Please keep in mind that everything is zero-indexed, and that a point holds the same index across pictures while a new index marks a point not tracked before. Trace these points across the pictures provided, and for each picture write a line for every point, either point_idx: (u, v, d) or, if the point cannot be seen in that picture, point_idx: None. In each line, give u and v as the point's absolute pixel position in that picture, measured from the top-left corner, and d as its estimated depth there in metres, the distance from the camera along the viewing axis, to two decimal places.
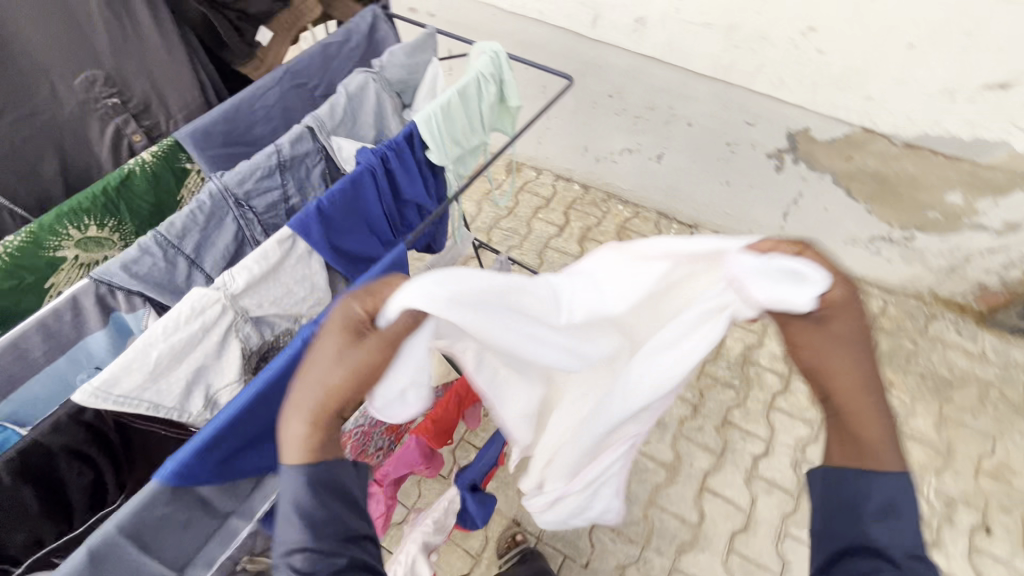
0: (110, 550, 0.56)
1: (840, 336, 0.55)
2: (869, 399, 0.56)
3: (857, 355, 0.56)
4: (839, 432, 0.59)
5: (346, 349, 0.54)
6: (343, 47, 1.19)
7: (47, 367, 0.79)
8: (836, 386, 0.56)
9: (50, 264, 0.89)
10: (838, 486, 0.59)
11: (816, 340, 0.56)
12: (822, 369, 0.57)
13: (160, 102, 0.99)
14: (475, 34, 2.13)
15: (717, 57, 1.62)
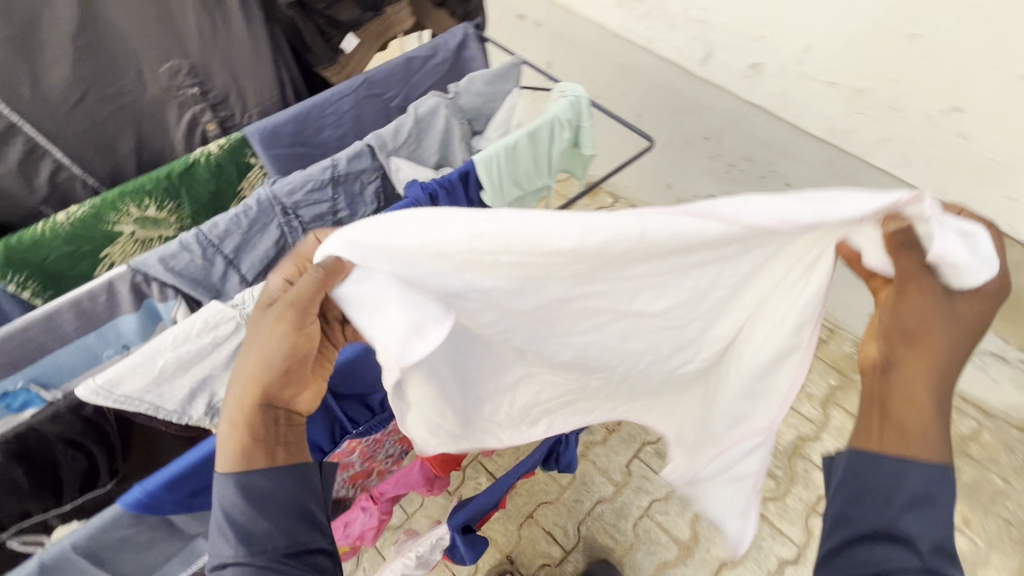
0: (62, 567, 0.56)
1: (958, 310, 0.56)
2: (936, 384, 0.57)
3: (955, 330, 0.56)
4: (887, 414, 0.59)
5: (253, 333, 0.64)
6: (427, 62, 1.16)
7: (76, 340, 0.82)
8: (930, 349, 0.57)
9: (107, 236, 0.93)
10: (865, 472, 0.58)
11: (929, 303, 0.56)
12: (920, 328, 0.57)
13: (238, 96, 1.00)
14: (578, 51, 2.05)
15: (834, 120, 1.42)
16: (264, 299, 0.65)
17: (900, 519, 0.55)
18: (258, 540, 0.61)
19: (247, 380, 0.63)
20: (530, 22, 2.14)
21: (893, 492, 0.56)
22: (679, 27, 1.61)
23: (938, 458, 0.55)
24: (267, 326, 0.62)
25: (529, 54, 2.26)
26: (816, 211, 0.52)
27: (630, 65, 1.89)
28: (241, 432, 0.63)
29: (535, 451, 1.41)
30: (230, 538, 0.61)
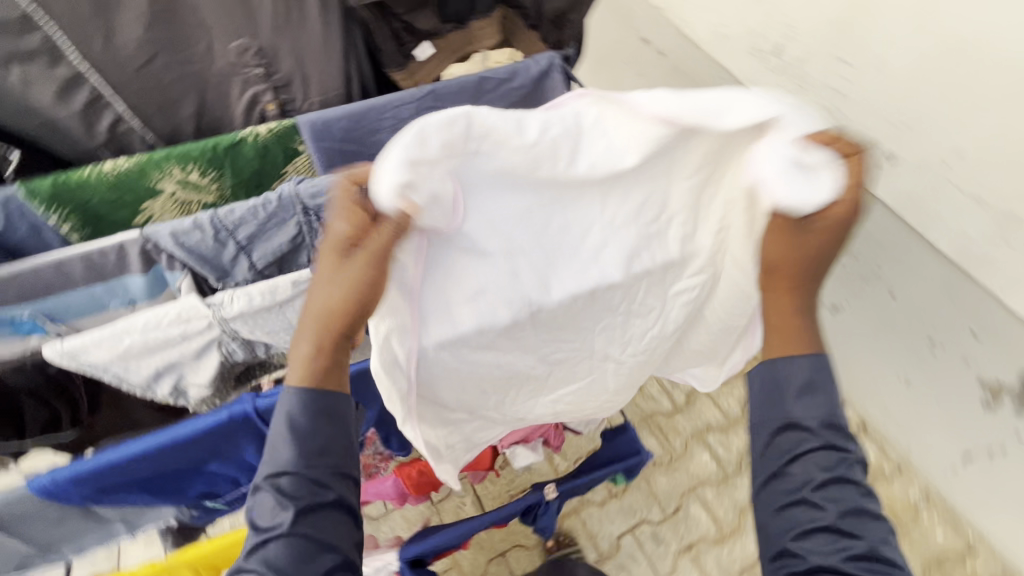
0: None
1: (813, 239, 0.66)
2: (803, 296, 0.70)
3: (814, 251, 0.67)
4: (777, 331, 0.70)
5: (333, 270, 0.61)
6: (502, 85, 1.08)
7: (88, 286, 0.85)
8: (789, 275, 0.69)
9: (149, 191, 0.96)
10: (775, 373, 0.69)
11: (791, 236, 0.67)
12: (791, 260, 0.68)
13: (302, 83, 0.98)
14: (694, 90, 1.91)
15: (971, 243, 1.28)
16: (336, 245, 0.61)
17: (792, 409, 0.67)
18: (309, 455, 0.59)
19: (328, 316, 0.61)
20: (653, 49, 2.01)
21: (791, 387, 0.68)
22: (811, 90, 1.49)
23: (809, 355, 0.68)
24: (357, 265, 0.60)
25: (642, 80, 2.13)
26: (698, 119, 0.65)
27: None
28: (325, 361, 0.62)
29: (513, 505, 1.33)
30: (288, 447, 0.59)
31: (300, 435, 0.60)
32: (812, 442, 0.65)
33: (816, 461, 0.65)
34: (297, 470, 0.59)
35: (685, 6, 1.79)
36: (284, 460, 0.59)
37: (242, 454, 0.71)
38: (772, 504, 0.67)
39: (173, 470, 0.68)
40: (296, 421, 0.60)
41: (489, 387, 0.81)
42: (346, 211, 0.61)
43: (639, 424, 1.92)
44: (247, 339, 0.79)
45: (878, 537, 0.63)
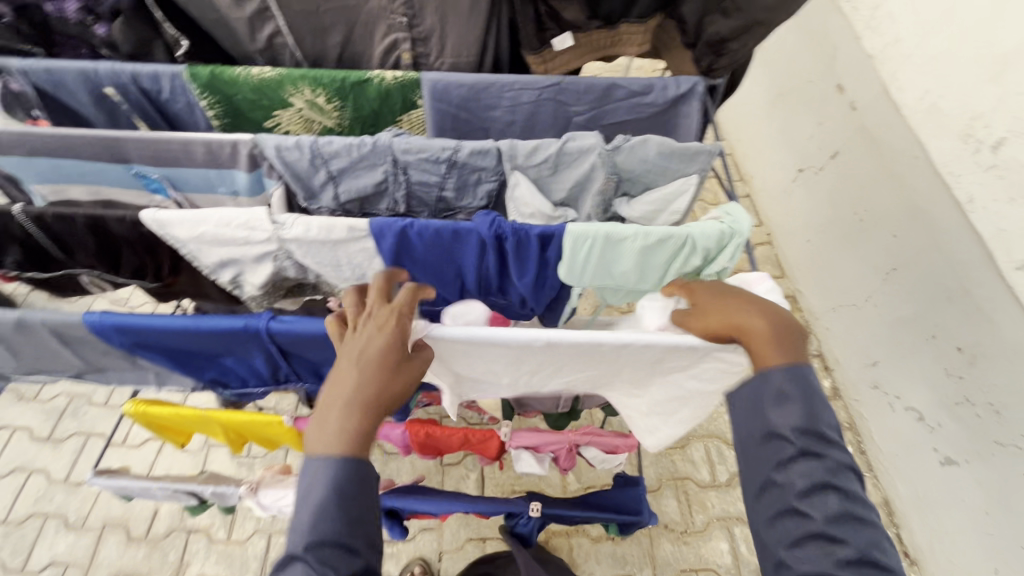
0: (32, 327, 0.71)
1: (699, 307, 0.74)
2: (747, 312, 0.70)
3: (710, 306, 0.73)
4: (758, 344, 0.68)
5: (388, 368, 0.66)
6: (633, 98, 1.02)
7: (200, 169, 0.97)
8: (737, 328, 0.70)
9: (282, 102, 1.05)
10: (755, 393, 0.68)
11: (695, 317, 0.74)
12: (722, 324, 0.71)
13: (439, 40, 1.01)
14: (873, 159, 1.65)
15: None
16: (396, 348, 0.67)
17: (772, 418, 0.67)
18: (348, 525, 0.61)
19: (384, 406, 0.65)
20: (845, 100, 1.75)
21: (769, 406, 0.67)
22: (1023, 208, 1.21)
23: (784, 355, 0.67)
24: (415, 364, 0.69)
25: (819, 130, 1.88)
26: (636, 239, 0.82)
27: (928, 211, 1.47)
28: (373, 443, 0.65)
29: (500, 505, 1.30)
30: (330, 516, 0.61)
31: (344, 503, 0.62)
32: (790, 450, 0.65)
33: (797, 469, 0.64)
34: (340, 539, 0.60)
35: (902, 62, 1.52)
36: (332, 532, 0.60)
37: (253, 359, 0.78)
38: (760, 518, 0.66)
39: (194, 351, 0.77)
40: (345, 495, 0.62)
41: (503, 369, 0.85)
42: (399, 318, 0.69)
43: (666, 481, 1.79)
44: (300, 262, 0.85)
45: (872, 543, 0.60)
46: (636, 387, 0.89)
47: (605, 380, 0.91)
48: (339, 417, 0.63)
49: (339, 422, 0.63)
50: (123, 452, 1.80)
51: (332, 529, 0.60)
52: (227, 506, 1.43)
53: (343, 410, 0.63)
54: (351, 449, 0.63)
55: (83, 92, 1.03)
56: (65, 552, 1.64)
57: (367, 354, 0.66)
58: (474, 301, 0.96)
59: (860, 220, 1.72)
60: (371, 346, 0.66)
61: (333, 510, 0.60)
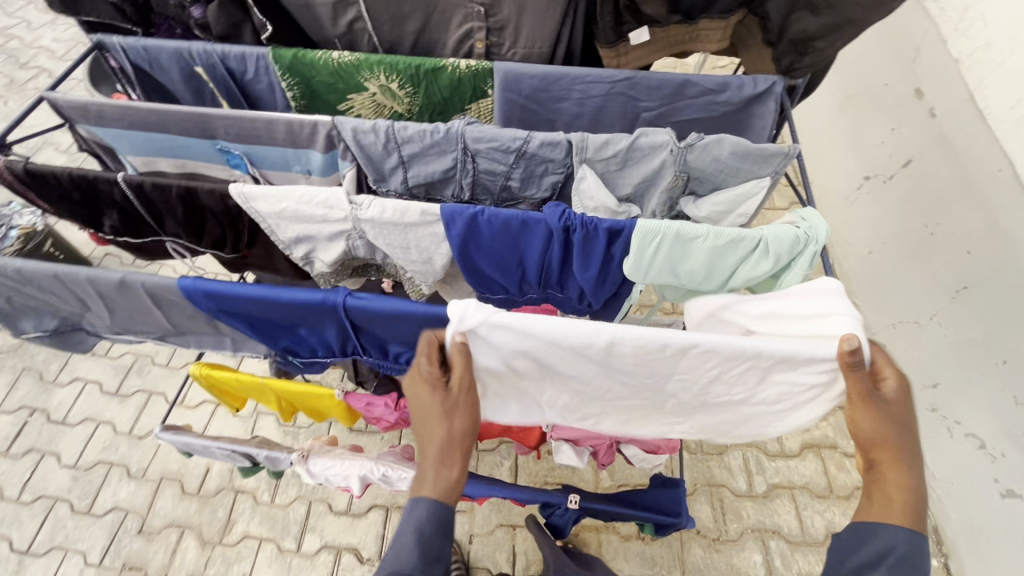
0: (130, 287, 0.77)
1: (893, 408, 0.70)
2: (908, 471, 0.70)
3: (898, 421, 0.69)
4: (882, 497, 0.71)
5: (439, 416, 0.71)
6: (706, 96, 1.00)
7: (279, 148, 1.01)
8: (882, 464, 0.71)
9: (357, 85, 1.09)
10: (866, 536, 0.71)
11: (877, 413, 0.69)
12: (880, 450, 0.71)
13: (514, 30, 1.02)
14: (952, 169, 1.56)
15: None
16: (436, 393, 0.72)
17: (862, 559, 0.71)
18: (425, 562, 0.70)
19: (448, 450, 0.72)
20: (925, 106, 1.66)
21: (876, 561, 0.70)
22: None
23: (907, 529, 0.69)
24: (461, 399, 0.72)
25: (892, 136, 1.79)
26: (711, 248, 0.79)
27: (1011, 230, 1.38)
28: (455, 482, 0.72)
29: (536, 495, 1.31)
30: (409, 555, 0.70)
31: (429, 540, 0.71)
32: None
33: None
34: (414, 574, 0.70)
35: (994, 67, 1.43)
36: (408, 565, 0.70)
37: (325, 331, 0.82)
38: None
39: (269, 320, 0.81)
40: (436, 529, 0.72)
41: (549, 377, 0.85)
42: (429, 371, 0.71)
43: (700, 487, 1.76)
44: (370, 242, 0.88)
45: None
46: (687, 415, 0.83)
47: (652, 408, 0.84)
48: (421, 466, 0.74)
49: (429, 475, 0.72)
50: (181, 411, 1.91)
51: (409, 562, 0.70)
52: (276, 471, 1.50)
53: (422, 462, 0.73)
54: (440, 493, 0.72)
55: (175, 70, 1.09)
56: (127, 499, 1.77)
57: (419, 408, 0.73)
58: (532, 291, 0.97)
59: (930, 234, 1.64)
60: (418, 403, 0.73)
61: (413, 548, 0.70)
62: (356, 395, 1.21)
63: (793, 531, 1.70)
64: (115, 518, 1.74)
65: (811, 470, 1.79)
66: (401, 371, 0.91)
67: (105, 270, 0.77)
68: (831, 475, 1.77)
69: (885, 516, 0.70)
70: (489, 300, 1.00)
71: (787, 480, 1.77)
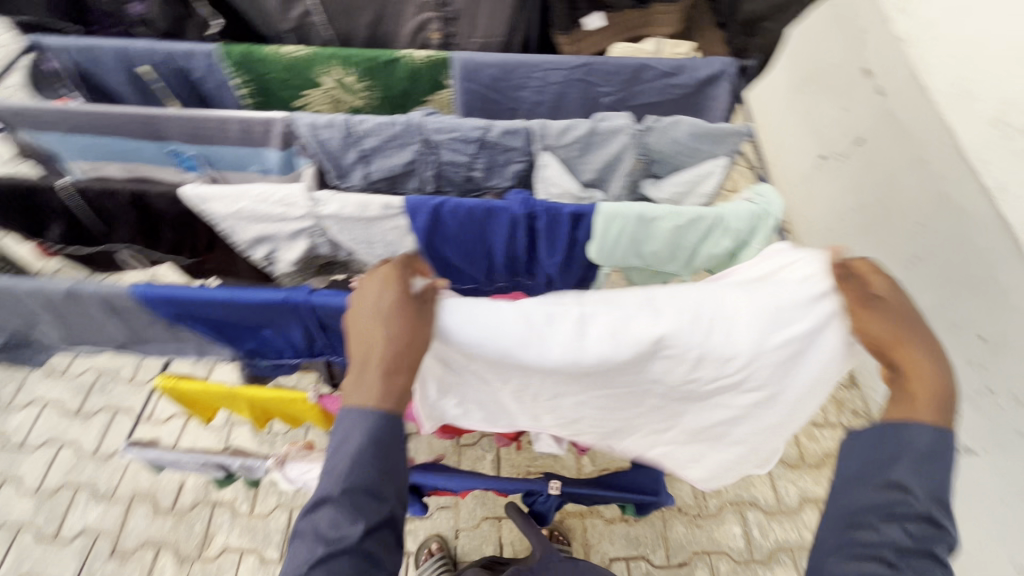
0: (80, 297, 0.74)
1: (894, 303, 0.67)
2: (930, 357, 0.66)
3: (902, 317, 0.66)
4: (909, 389, 0.66)
5: (407, 317, 0.65)
6: (663, 79, 1.02)
7: (234, 147, 0.99)
8: (905, 358, 0.66)
9: (312, 81, 1.06)
10: (889, 441, 0.66)
11: (877, 314, 0.67)
12: (897, 345, 0.66)
13: (469, 20, 1.02)
14: (901, 145, 1.62)
15: None
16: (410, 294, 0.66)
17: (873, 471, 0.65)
18: (381, 474, 0.64)
19: (407, 353, 0.65)
20: (872, 85, 1.72)
21: (898, 458, 0.65)
22: None
23: (941, 420, 0.64)
24: (430, 310, 0.67)
25: (844, 115, 1.86)
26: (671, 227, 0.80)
27: (955, 199, 1.45)
28: (405, 393, 0.65)
29: (519, 484, 1.32)
30: (362, 465, 0.63)
31: (381, 450, 0.64)
32: (911, 510, 0.62)
33: (909, 530, 0.62)
34: (367, 487, 0.63)
35: (932, 46, 1.49)
36: (363, 480, 0.63)
37: (291, 331, 0.80)
38: (839, 551, 0.65)
39: (232, 324, 0.79)
40: (383, 445, 0.64)
41: None
42: (405, 266, 0.67)
43: (679, 466, 1.81)
44: (333, 239, 0.87)
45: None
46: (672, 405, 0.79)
47: (638, 400, 0.79)
48: (363, 373, 0.64)
49: (373, 379, 0.64)
50: (150, 427, 1.85)
51: (362, 476, 0.63)
52: (253, 479, 1.47)
53: (367, 366, 0.64)
54: (385, 400, 0.64)
55: (118, 70, 1.04)
56: (96, 521, 1.70)
57: (379, 305, 0.65)
58: (501, 280, 0.97)
59: (884, 207, 1.70)
60: (378, 298, 0.65)
61: (369, 458, 0.63)
62: (331, 397, 1.19)
63: (770, 501, 1.76)
64: (84, 541, 1.67)
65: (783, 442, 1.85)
66: None
67: (52, 281, 0.74)
68: (801, 445, 1.84)
69: (920, 411, 0.65)
70: (459, 291, 1.00)
71: None
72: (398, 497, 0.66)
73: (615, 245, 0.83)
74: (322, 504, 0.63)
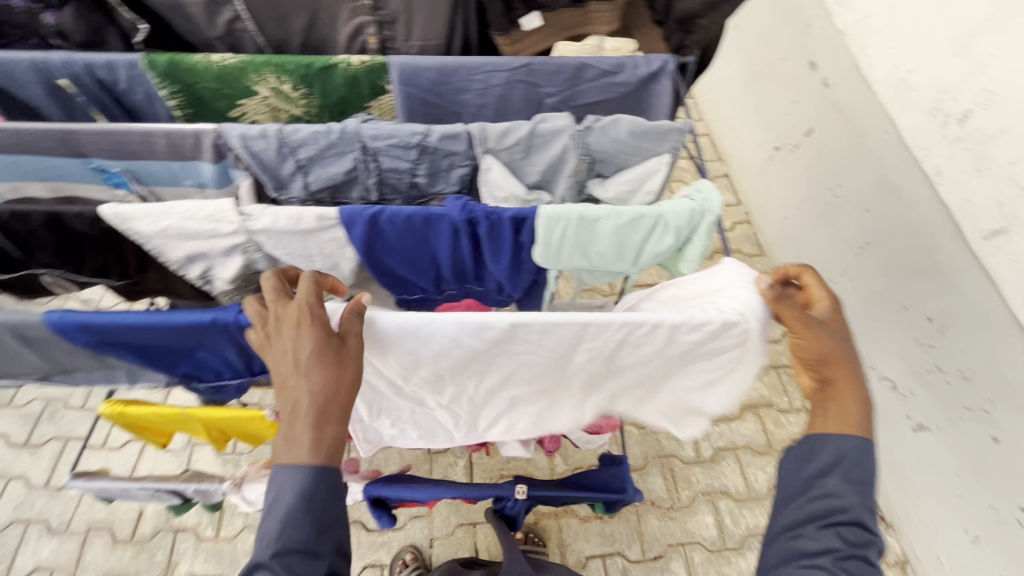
0: None
1: (836, 327, 0.72)
2: (859, 378, 0.72)
3: (842, 340, 0.71)
4: (839, 406, 0.72)
5: (329, 367, 0.65)
6: (604, 78, 1.02)
7: (163, 162, 0.94)
8: (839, 375, 0.72)
9: (246, 90, 1.03)
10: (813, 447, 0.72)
11: (821, 334, 0.71)
12: (832, 364, 0.71)
13: (405, 24, 1.00)
14: (847, 134, 1.66)
15: None
16: (327, 342, 0.66)
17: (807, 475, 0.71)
18: (315, 531, 0.65)
19: (330, 400, 0.65)
20: (818, 77, 1.76)
21: (830, 468, 0.70)
22: (989, 178, 1.24)
23: (867, 435, 0.70)
24: (353, 354, 0.68)
25: (793, 108, 1.90)
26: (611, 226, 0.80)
27: (899, 186, 1.49)
28: (336, 438, 0.66)
29: (487, 491, 1.28)
30: (297, 524, 0.64)
31: (312, 510, 0.65)
32: (844, 517, 0.67)
33: (842, 534, 0.67)
34: (304, 547, 0.64)
35: (872, 37, 1.53)
36: (297, 539, 0.64)
37: (225, 352, 0.77)
38: (785, 560, 0.68)
39: (161, 348, 0.75)
40: (318, 499, 0.65)
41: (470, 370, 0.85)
42: (317, 314, 0.67)
43: (651, 459, 1.82)
44: (270, 254, 0.84)
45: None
46: (602, 383, 0.86)
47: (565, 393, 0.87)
48: (289, 428, 0.65)
49: (302, 433, 0.65)
50: (103, 454, 1.77)
51: (297, 536, 0.64)
52: (212, 504, 1.42)
53: (292, 420, 0.64)
54: (317, 453, 0.65)
55: (35, 84, 0.98)
56: (50, 558, 1.62)
57: (299, 359, 0.65)
58: (450, 287, 0.95)
59: (834, 195, 1.75)
60: (293, 349, 0.65)
61: (301, 518, 0.64)
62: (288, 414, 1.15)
63: (740, 489, 1.78)
64: None
65: (751, 430, 1.88)
66: None
67: None
68: (768, 431, 1.87)
69: (849, 425, 0.70)
70: (407, 301, 0.98)
71: (731, 442, 1.85)
72: (335, 553, 0.67)
73: (559, 249, 0.83)
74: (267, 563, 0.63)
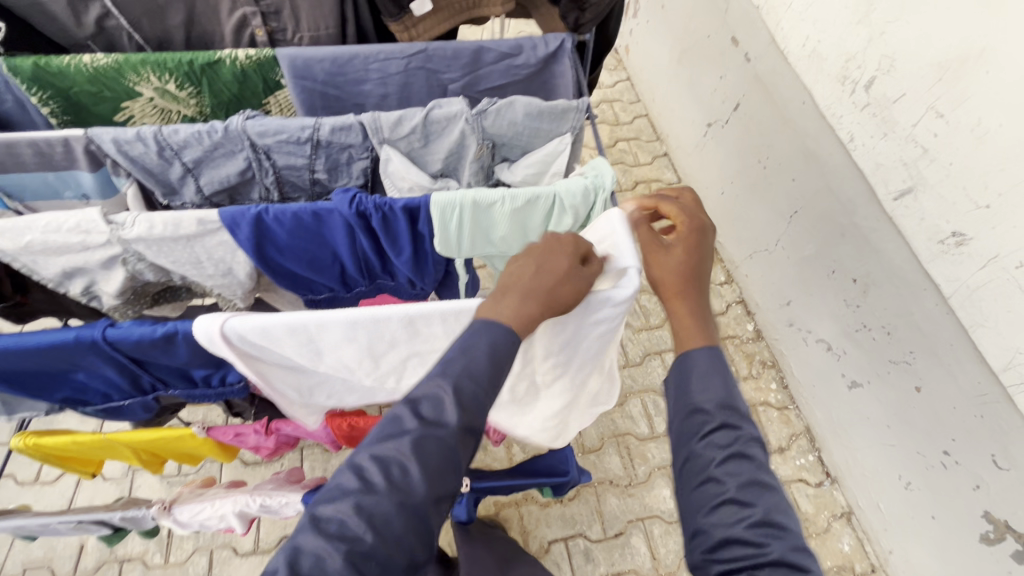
0: None
1: (677, 250, 0.74)
2: (692, 303, 0.72)
3: (680, 264, 0.73)
4: (674, 320, 0.72)
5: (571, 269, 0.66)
6: (505, 61, 1.00)
7: (37, 173, 0.87)
8: (674, 293, 0.73)
9: (128, 92, 0.96)
10: (680, 375, 0.68)
11: (660, 257, 0.74)
12: (663, 281, 0.74)
13: (291, 14, 0.97)
14: (770, 106, 1.69)
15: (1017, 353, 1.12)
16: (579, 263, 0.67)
17: (695, 431, 0.65)
18: (489, 386, 0.58)
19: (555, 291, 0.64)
20: (740, 52, 1.80)
21: (701, 407, 0.66)
22: (894, 141, 1.29)
23: (698, 346, 0.69)
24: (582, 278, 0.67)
25: (720, 83, 1.94)
26: (507, 210, 0.78)
27: (819, 154, 1.54)
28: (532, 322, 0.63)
29: None
30: (481, 367, 0.58)
31: (496, 363, 0.59)
32: (711, 423, 0.64)
33: (729, 470, 0.61)
34: (469, 395, 0.57)
35: (784, 11, 1.56)
36: (472, 388, 0.58)
37: (105, 371, 0.72)
38: (688, 484, 0.64)
39: (34, 370, 0.70)
40: (502, 352, 0.60)
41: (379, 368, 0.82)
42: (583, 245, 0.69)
43: (607, 440, 1.83)
44: (155, 263, 0.79)
45: (775, 507, 0.60)
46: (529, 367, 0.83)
47: None
48: (504, 294, 0.64)
49: (517, 305, 0.62)
50: (36, 489, 1.67)
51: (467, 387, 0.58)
52: (147, 529, 1.35)
53: (513, 288, 0.64)
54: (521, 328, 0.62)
55: None
56: None
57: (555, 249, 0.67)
58: (360, 285, 0.93)
59: (762, 167, 1.79)
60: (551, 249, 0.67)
61: (485, 361, 0.59)
62: (220, 429, 1.07)
63: None
64: None
65: None
66: (220, 395, 0.84)
67: None
68: None
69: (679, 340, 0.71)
70: (315, 300, 0.95)
71: None
72: None
73: (460, 238, 0.81)
74: (419, 394, 0.57)
